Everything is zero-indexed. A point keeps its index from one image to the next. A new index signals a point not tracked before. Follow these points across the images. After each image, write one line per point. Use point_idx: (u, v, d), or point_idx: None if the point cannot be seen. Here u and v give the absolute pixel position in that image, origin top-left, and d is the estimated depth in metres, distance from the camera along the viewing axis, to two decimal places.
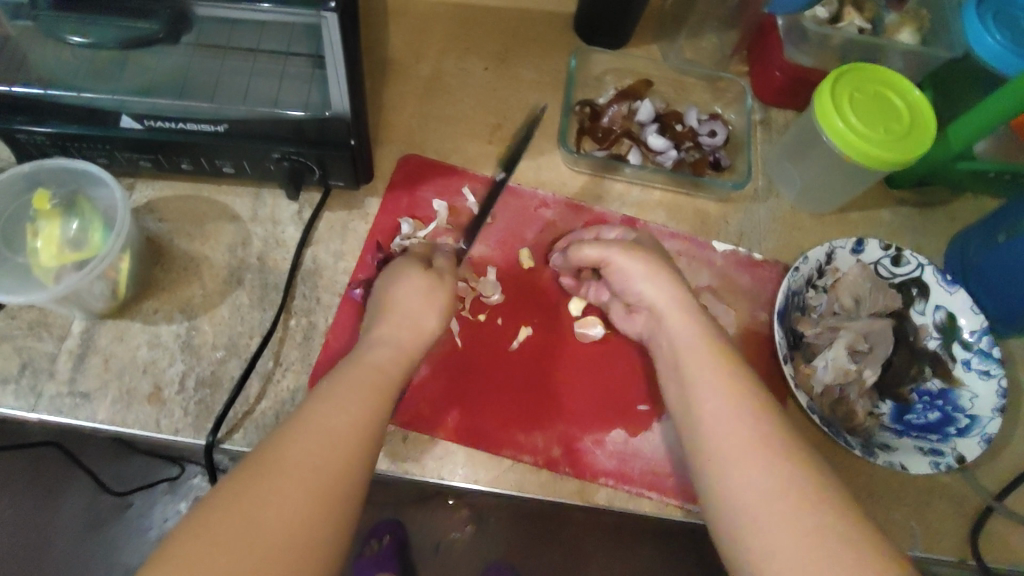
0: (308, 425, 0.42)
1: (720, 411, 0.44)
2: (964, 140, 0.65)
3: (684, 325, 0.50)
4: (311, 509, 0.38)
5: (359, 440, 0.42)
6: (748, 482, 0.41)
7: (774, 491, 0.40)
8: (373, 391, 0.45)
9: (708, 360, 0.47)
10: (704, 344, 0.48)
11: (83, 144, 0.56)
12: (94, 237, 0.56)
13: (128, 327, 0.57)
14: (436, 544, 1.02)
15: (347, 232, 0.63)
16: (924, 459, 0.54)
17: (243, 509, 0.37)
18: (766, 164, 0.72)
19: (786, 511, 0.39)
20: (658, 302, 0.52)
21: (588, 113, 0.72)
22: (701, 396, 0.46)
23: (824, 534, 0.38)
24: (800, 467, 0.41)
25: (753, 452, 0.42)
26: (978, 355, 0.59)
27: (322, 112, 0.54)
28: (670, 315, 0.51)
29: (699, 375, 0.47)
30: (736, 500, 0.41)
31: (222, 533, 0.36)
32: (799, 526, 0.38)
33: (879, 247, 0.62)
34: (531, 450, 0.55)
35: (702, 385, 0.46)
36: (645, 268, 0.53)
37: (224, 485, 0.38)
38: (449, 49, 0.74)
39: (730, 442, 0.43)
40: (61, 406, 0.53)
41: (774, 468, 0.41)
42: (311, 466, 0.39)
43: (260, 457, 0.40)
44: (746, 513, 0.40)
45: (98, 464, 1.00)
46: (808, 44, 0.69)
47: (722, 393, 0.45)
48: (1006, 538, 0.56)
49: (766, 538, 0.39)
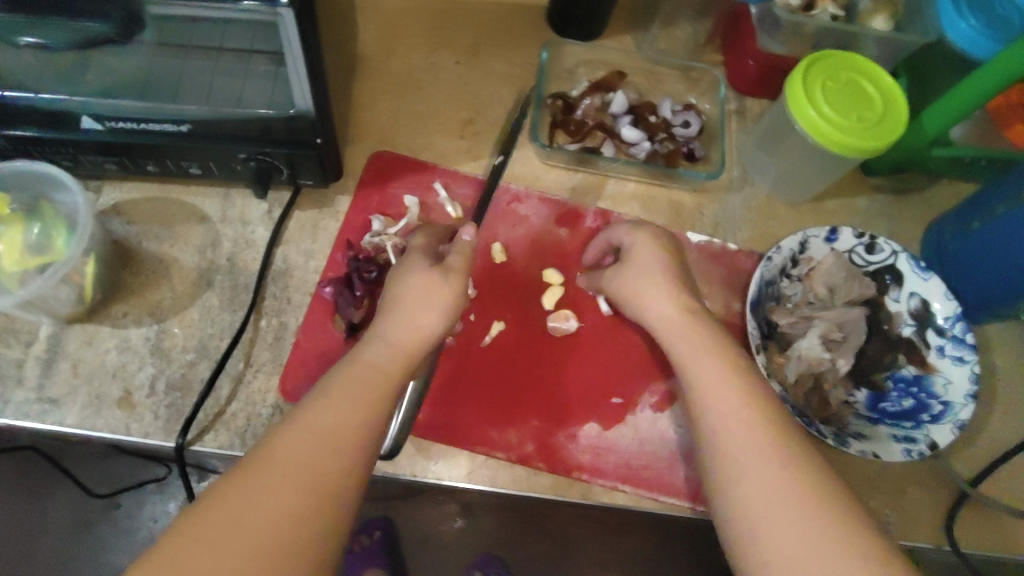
0: (299, 424, 0.41)
1: (731, 410, 0.45)
2: (939, 126, 0.64)
3: (685, 333, 0.50)
4: (302, 509, 0.38)
5: (351, 438, 0.42)
6: (755, 481, 0.42)
7: (778, 491, 0.41)
8: (368, 390, 0.44)
9: (714, 359, 0.48)
10: (710, 346, 0.49)
11: (45, 147, 0.55)
12: (57, 241, 0.56)
13: (96, 332, 0.56)
14: (424, 538, 1.02)
15: (317, 231, 0.63)
16: (896, 447, 0.54)
17: (233, 512, 0.37)
18: (740, 154, 0.72)
19: (787, 512, 0.40)
20: (660, 320, 0.52)
21: (560, 106, 0.70)
22: (707, 394, 0.46)
23: (824, 535, 0.39)
24: (796, 468, 0.42)
25: (760, 452, 0.43)
26: (952, 342, 0.58)
27: (287, 111, 0.53)
28: (671, 326, 0.51)
29: (704, 375, 0.47)
30: (739, 497, 0.42)
31: (213, 536, 0.35)
32: (802, 531, 0.39)
33: (853, 235, 0.61)
34: (504, 446, 0.55)
35: (711, 383, 0.47)
36: (650, 286, 0.53)
37: (213, 487, 0.38)
38: (420, 43, 0.73)
39: (737, 442, 0.43)
40: (29, 412, 0.53)
41: (780, 466, 0.42)
42: (305, 469, 0.39)
43: (252, 458, 0.40)
44: (749, 511, 0.41)
45: (85, 469, 0.99)
46: (783, 33, 0.68)
47: (731, 394, 0.46)
48: (981, 524, 0.57)
49: (767, 534, 0.40)
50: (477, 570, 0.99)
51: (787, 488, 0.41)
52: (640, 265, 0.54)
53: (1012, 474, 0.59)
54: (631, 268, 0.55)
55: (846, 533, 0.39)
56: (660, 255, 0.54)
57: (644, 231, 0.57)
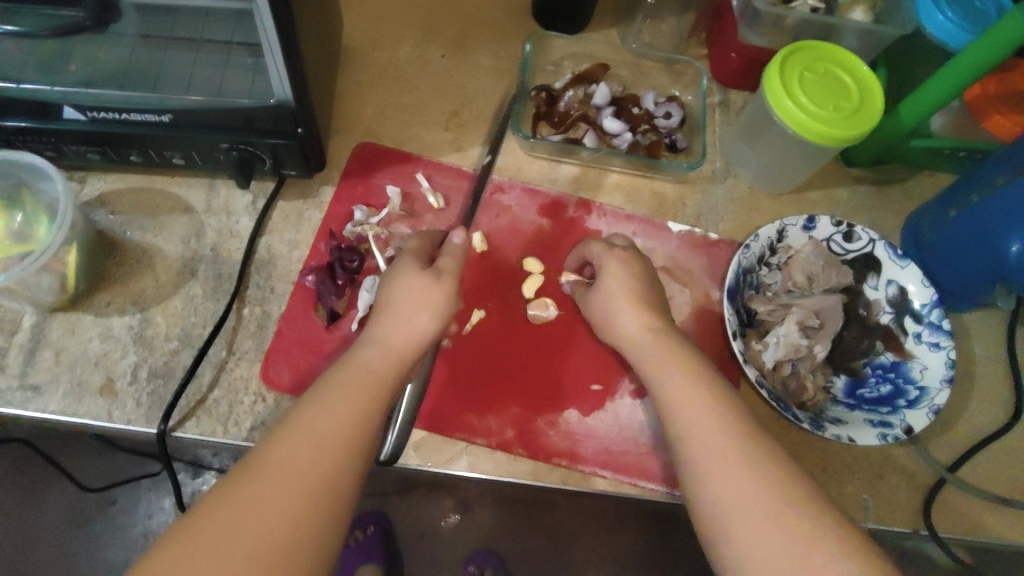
0: (294, 428, 0.41)
1: (706, 416, 0.45)
2: (918, 117, 0.64)
3: (657, 353, 0.50)
4: (296, 513, 0.38)
5: (346, 441, 0.42)
6: (730, 489, 0.42)
7: (757, 496, 0.41)
8: (360, 392, 0.44)
9: (688, 372, 0.48)
10: (682, 360, 0.49)
11: (28, 137, 0.56)
12: (39, 229, 0.57)
13: (80, 320, 0.57)
14: (421, 533, 1.01)
15: (301, 221, 0.63)
16: (872, 431, 0.54)
17: (226, 517, 0.37)
18: (722, 146, 0.73)
19: (763, 516, 0.41)
20: (629, 340, 0.52)
21: (544, 98, 0.71)
22: (679, 406, 0.47)
23: (801, 540, 0.39)
24: (775, 473, 0.42)
25: (737, 460, 0.43)
26: (929, 328, 0.59)
27: (267, 100, 0.54)
28: (642, 340, 0.51)
29: (675, 389, 0.48)
30: (715, 506, 0.42)
31: (206, 542, 0.36)
32: (779, 532, 0.40)
33: (830, 223, 0.62)
34: (484, 433, 0.55)
35: (683, 398, 0.47)
36: (620, 307, 0.53)
37: (209, 494, 0.38)
38: (406, 36, 0.74)
39: (712, 451, 0.44)
40: (11, 399, 0.53)
41: (756, 472, 0.42)
42: (298, 471, 0.39)
43: (248, 463, 0.40)
44: (726, 519, 0.41)
45: (84, 461, 1.01)
46: (762, 25, 0.69)
47: (704, 406, 0.46)
48: (959, 508, 0.57)
49: (745, 542, 0.40)
50: (472, 565, 0.99)
51: (765, 494, 0.41)
52: (612, 289, 0.54)
53: (989, 459, 0.60)
54: (603, 292, 0.55)
55: (822, 537, 0.39)
56: (635, 273, 0.55)
57: (622, 250, 0.57)
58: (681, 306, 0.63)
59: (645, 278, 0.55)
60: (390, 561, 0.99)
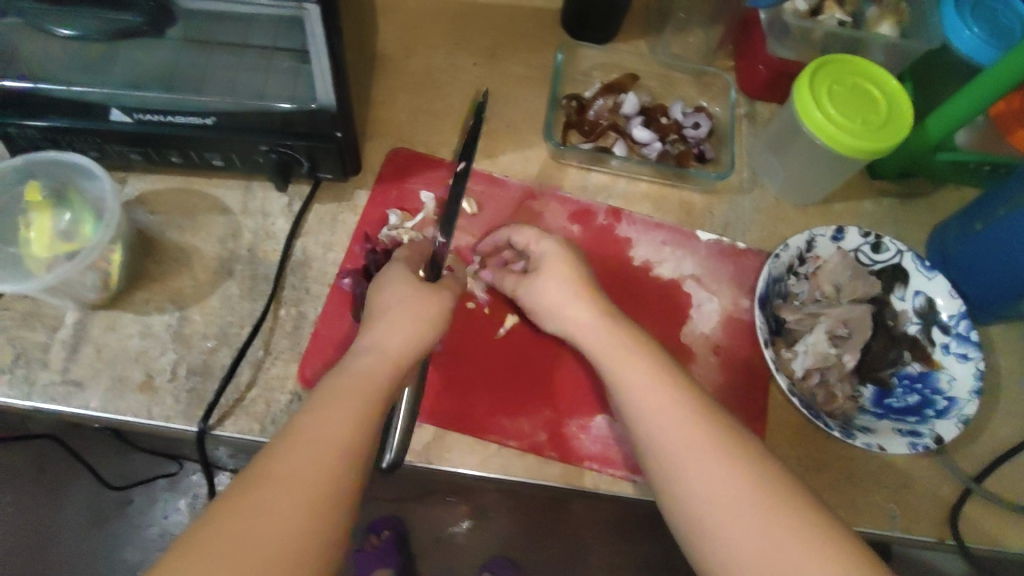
0: (294, 437, 0.42)
1: (663, 408, 0.45)
2: (942, 132, 0.66)
3: (609, 349, 0.50)
4: (305, 520, 0.38)
5: (348, 450, 0.42)
6: (697, 483, 0.42)
7: (727, 490, 0.41)
8: (360, 399, 0.45)
9: (640, 367, 0.48)
10: (639, 352, 0.49)
11: (72, 137, 0.57)
12: (85, 228, 0.57)
13: (120, 318, 0.58)
14: (437, 538, 1.02)
15: (336, 224, 0.64)
16: (902, 440, 0.55)
17: (231, 529, 0.37)
18: (750, 156, 0.74)
19: (740, 506, 0.41)
20: (583, 334, 0.52)
21: (574, 107, 0.73)
22: (635, 402, 0.47)
23: (783, 530, 0.40)
24: (740, 465, 0.42)
25: (700, 454, 0.43)
26: (957, 339, 0.60)
27: (309, 104, 0.55)
28: (593, 335, 0.51)
29: (627, 386, 0.48)
30: (684, 503, 0.42)
31: (215, 554, 0.36)
32: (763, 524, 0.40)
33: (859, 234, 0.63)
34: (516, 435, 0.56)
35: (644, 392, 0.47)
36: (568, 298, 0.53)
37: (217, 505, 0.38)
38: (438, 44, 0.75)
39: (677, 442, 0.44)
40: (54, 395, 0.54)
41: (723, 467, 0.42)
42: (302, 481, 0.39)
43: (250, 474, 0.40)
44: (697, 514, 0.42)
45: (102, 460, 1.02)
46: (790, 39, 0.71)
47: (662, 397, 0.46)
48: (985, 519, 0.57)
49: (718, 537, 0.41)
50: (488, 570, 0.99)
51: (742, 484, 0.42)
52: (556, 278, 0.54)
53: (1014, 470, 0.60)
54: (550, 280, 0.54)
55: (804, 528, 0.40)
56: (572, 261, 0.55)
57: (554, 239, 0.57)
58: (711, 313, 0.63)
59: (586, 269, 0.55)
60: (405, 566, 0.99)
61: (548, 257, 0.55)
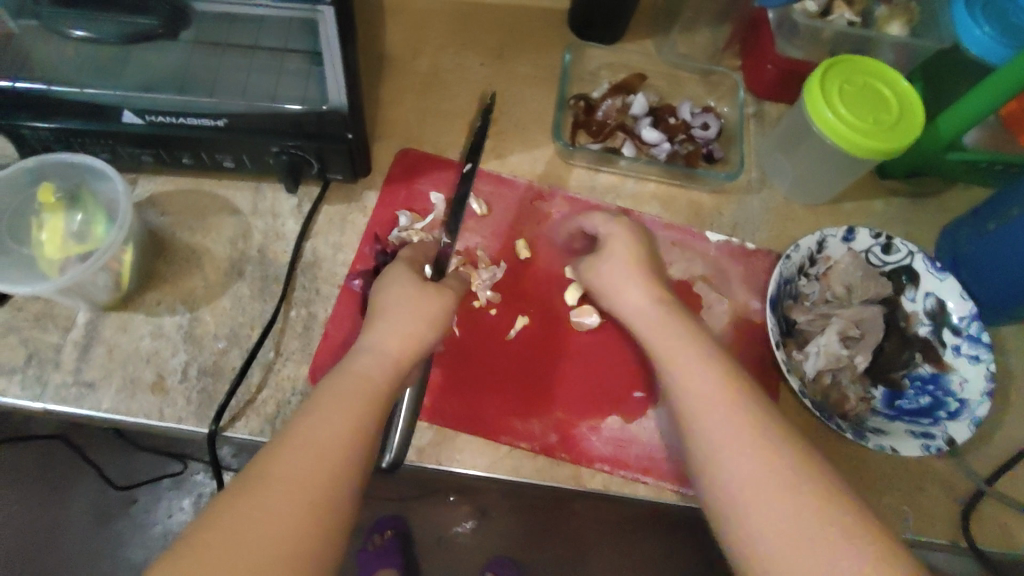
0: (293, 438, 0.41)
1: (709, 391, 0.46)
2: (953, 132, 0.66)
3: (659, 326, 0.51)
4: (301, 522, 0.38)
5: (347, 452, 0.42)
6: (738, 466, 0.42)
7: (762, 470, 0.42)
8: (361, 401, 0.44)
9: (691, 349, 0.48)
10: (691, 335, 0.49)
11: (85, 139, 0.57)
12: (97, 229, 0.57)
13: (131, 319, 0.58)
14: (438, 538, 1.03)
15: (346, 224, 0.64)
16: (914, 442, 0.55)
17: (226, 529, 0.37)
18: (759, 156, 0.73)
19: (777, 491, 0.41)
20: (635, 313, 0.53)
21: (582, 107, 0.73)
22: (683, 383, 0.47)
23: (816, 517, 0.39)
24: (777, 447, 0.43)
25: (740, 433, 0.43)
26: (968, 341, 0.59)
27: (320, 106, 0.55)
28: (645, 314, 0.52)
29: (677, 362, 0.48)
30: (721, 484, 0.43)
31: (210, 553, 0.35)
32: (797, 512, 0.40)
33: (869, 235, 0.63)
34: (528, 437, 0.56)
35: (692, 374, 0.47)
36: (626, 281, 0.54)
37: (213, 506, 0.38)
38: (446, 45, 0.75)
39: (720, 425, 0.44)
40: (66, 396, 0.54)
41: (762, 446, 0.43)
42: (299, 481, 0.39)
43: (248, 474, 0.40)
44: (732, 498, 0.42)
45: (107, 459, 1.02)
46: (799, 38, 0.70)
47: (709, 380, 0.46)
48: (998, 521, 0.57)
49: (746, 515, 0.41)
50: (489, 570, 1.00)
51: (779, 470, 0.41)
52: (614, 260, 0.55)
53: None
54: (612, 260, 0.56)
55: (838, 517, 0.39)
56: (633, 246, 0.56)
57: (621, 220, 0.59)
58: (721, 314, 0.63)
59: (643, 254, 0.56)
60: (407, 565, 1.00)
61: (612, 241, 0.57)
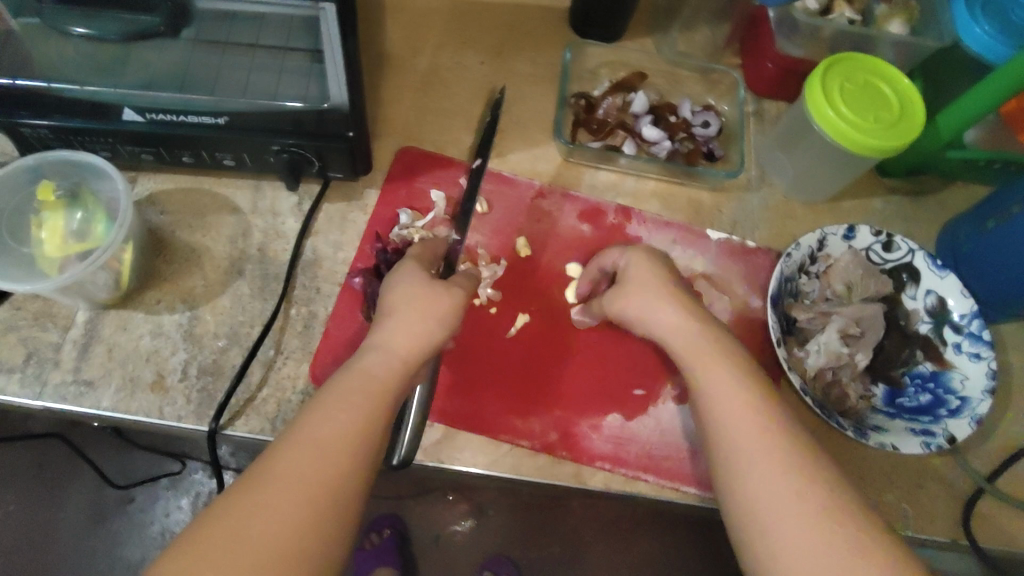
0: (298, 436, 0.41)
1: (740, 413, 0.45)
2: (955, 129, 0.65)
3: (694, 349, 0.49)
4: (301, 520, 0.38)
5: (352, 449, 0.41)
6: (763, 489, 0.41)
7: (796, 499, 0.40)
8: (366, 398, 0.44)
9: (723, 368, 0.47)
10: (724, 354, 0.48)
11: (85, 137, 0.57)
12: (97, 228, 0.57)
13: (131, 318, 0.58)
14: (435, 537, 1.03)
15: (346, 223, 0.64)
16: (915, 440, 0.55)
17: (228, 526, 0.37)
18: (759, 155, 0.73)
19: (802, 517, 0.40)
20: (665, 330, 0.51)
21: (582, 105, 0.73)
22: (714, 402, 0.46)
23: (836, 540, 0.39)
24: (810, 475, 0.42)
25: (773, 460, 0.42)
26: (969, 339, 0.59)
27: (320, 104, 0.54)
28: (681, 334, 0.50)
29: (713, 387, 0.46)
30: (743, 505, 0.42)
31: (211, 549, 0.36)
32: (820, 537, 0.39)
33: (870, 233, 0.63)
34: (528, 435, 0.56)
35: (724, 393, 0.46)
36: (653, 299, 0.52)
37: (217, 500, 0.38)
38: (446, 43, 0.75)
39: (749, 447, 0.43)
40: (66, 394, 0.54)
41: (797, 477, 0.41)
42: (303, 479, 0.39)
43: (254, 471, 0.40)
44: (756, 521, 0.41)
45: (104, 457, 1.02)
46: (799, 36, 0.70)
47: (740, 400, 0.45)
48: (998, 518, 0.57)
49: (773, 544, 0.40)
50: (488, 570, 1.00)
51: (804, 492, 0.41)
52: (644, 281, 0.53)
53: None
54: (645, 280, 0.53)
55: (858, 539, 0.39)
56: (660, 271, 0.54)
57: (642, 250, 0.57)
58: (721, 312, 0.63)
59: (670, 274, 0.55)
60: (404, 565, 1.00)
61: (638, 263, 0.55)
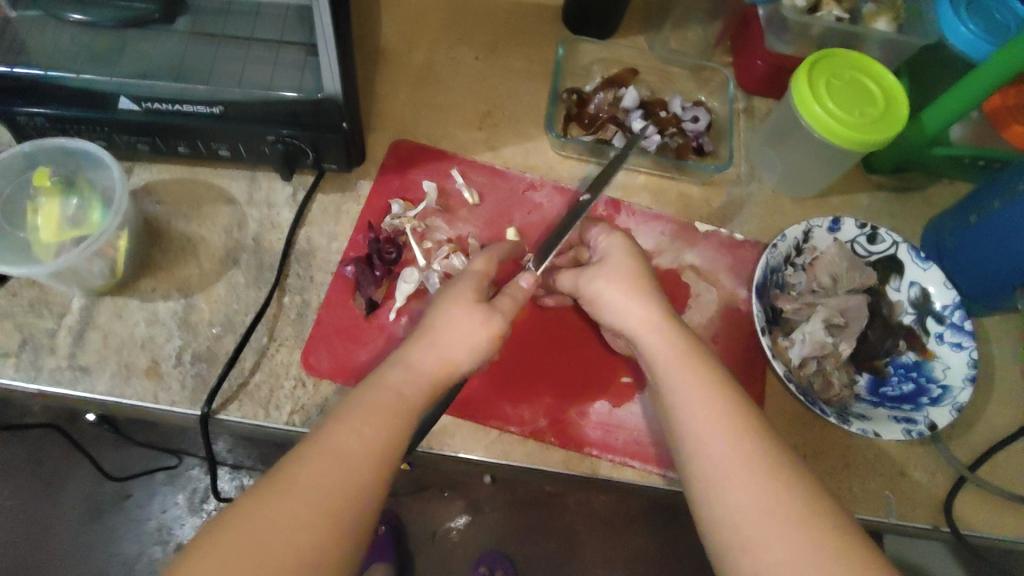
0: (321, 446, 0.42)
1: (712, 418, 0.46)
2: (938, 125, 0.66)
3: (665, 355, 0.50)
4: (320, 532, 0.38)
5: (377, 466, 0.42)
6: (738, 493, 0.42)
7: (773, 504, 0.41)
8: (388, 413, 0.45)
9: (696, 374, 0.48)
10: (696, 361, 0.49)
11: (82, 127, 0.58)
12: (92, 215, 0.57)
13: (126, 305, 0.58)
14: (432, 534, 1.02)
15: (341, 214, 0.65)
16: (896, 427, 0.56)
17: (249, 532, 0.37)
18: (748, 151, 0.75)
19: (778, 521, 0.41)
20: (636, 336, 0.52)
21: (575, 100, 0.74)
22: (685, 408, 0.47)
23: (813, 542, 0.40)
24: (786, 479, 0.42)
25: (750, 466, 0.43)
26: (950, 329, 0.61)
27: (315, 95, 0.55)
28: (650, 339, 0.51)
29: (684, 395, 0.47)
30: (718, 508, 0.43)
31: (231, 554, 0.36)
32: (797, 540, 0.40)
33: (855, 225, 0.64)
34: (517, 421, 0.57)
35: (695, 398, 0.47)
36: (624, 300, 0.53)
37: (239, 506, 0.38)
38: (441, 39, 0.76)
39: (723, 452, 0.44)
40: (61, 379, 0.55)
41: (774, 483, 0.42)
42: (321, 490, 0.40)
43: (273, 479, 0.40)
44: (731, 525, 0.42)
45: (101, 452, 1.03)
46: (789, 35, 0.71)
47: (712, 405, 0.46)
48: (979, 506, 0.58)
49: (753, 550, 0.40)
50: (483, 565, 0.99)
51: (779, 495, 0.42)
52: (611, 286, 0.54)
53: (1009, 460, 0.61)
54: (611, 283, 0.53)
55: (836, 542, 0.40)
56: (635, 265, 0.55)
57: (620, 237, 0.58)
58: (708, 303, 0.64)
59: (647, 275, 0.55)
60: (401, 563, 1.00)
61: (622, 252, 0.56)
